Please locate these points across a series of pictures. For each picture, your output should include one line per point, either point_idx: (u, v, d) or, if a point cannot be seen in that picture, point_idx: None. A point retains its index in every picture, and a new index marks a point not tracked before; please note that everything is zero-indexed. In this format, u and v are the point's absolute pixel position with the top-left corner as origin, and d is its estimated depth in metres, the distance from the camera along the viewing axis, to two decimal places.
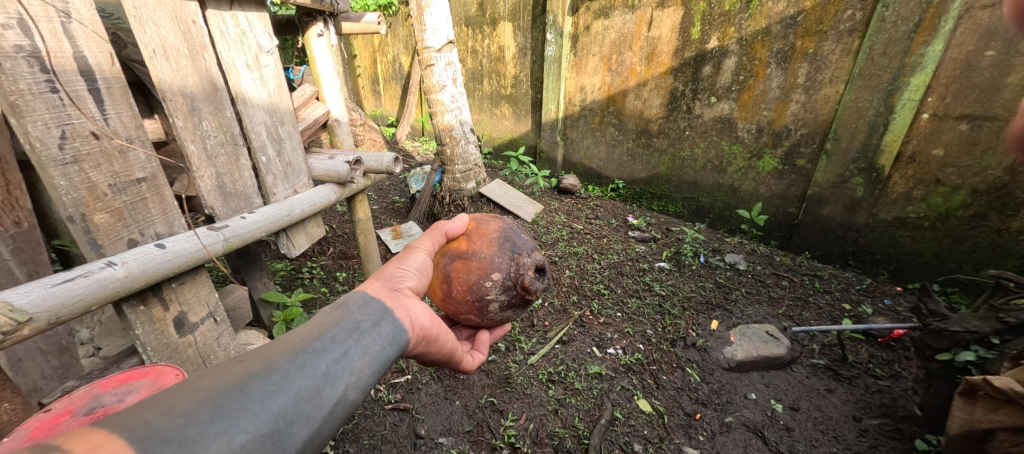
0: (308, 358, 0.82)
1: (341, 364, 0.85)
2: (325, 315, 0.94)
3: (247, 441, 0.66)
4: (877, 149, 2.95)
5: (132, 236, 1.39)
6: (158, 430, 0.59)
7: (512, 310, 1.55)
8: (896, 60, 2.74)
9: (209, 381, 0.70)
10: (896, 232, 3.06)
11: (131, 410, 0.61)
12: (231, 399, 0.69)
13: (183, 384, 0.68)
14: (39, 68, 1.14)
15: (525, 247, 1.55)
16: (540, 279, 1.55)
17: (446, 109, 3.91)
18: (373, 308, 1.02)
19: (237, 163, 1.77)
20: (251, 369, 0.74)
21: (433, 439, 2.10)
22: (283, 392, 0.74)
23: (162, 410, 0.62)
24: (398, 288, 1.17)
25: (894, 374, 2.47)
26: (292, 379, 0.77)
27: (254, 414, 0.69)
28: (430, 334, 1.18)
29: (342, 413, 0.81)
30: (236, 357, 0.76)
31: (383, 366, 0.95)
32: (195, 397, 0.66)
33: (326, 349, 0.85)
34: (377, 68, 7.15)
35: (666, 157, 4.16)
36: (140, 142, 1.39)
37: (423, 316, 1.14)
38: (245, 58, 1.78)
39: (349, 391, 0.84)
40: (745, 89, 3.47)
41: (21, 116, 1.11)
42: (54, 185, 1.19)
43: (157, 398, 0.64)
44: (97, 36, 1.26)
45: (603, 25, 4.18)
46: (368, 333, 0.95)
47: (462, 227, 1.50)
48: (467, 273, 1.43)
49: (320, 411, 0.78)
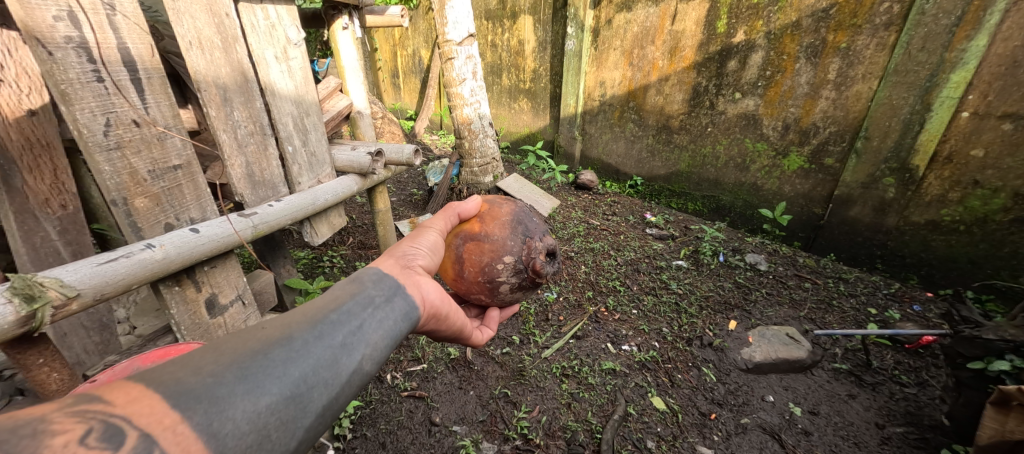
0: (327, 329, 0.85)
1: (357, 336, 0.88)
2: (340, 289, 0.97)
3: (271, 402, 0.69)
4: (911, 148, 2.84)
5: (168, 220, 1.46)
6: (190, 387, 0.63)
7: (522, 292, 1.57)
8: (935, 55, 2.63)
9: (235, 345, 0.73)
10: (928, 236, 2.95)
11: (167, 367, 0.64)
12: (256, 362, 0.72)
13: (211, 346, 0.72)
14: (87, 58, 1.20)
15: (538, 231, 1.57)
16: (551, 263, 1.58)
17: (466, 102, 3.93)
18: (387, 284, 1.05)
19: (265, 152, 1.83)
20: (273, 336, 0.78)
21: (447, 427, 2.14)
22: (303, 359, 0.77)
23: (192, 370, 0.66)
24: (411, 266, 1.20)
25: (921, 382, 2.39)
26: (311, 347, 0.80)
27: (278, 379, 0.72)
28: (440, 312, 1.21)
29: (359, 383, 0.85)
30: (260, 325, 0.79)
31: (396, 340, 0.98)
32: (223, 360, 0.70)
33: (343, 321, 0.89)
34: (397, 62, 7.22)
35: (686, 154, 4.09)
36: (177, 130, 1.45)
37: (434, 294, 1.17)
38: (274, 50, 1.82)
39: (365, 362, 0.87)
40: (772, 84, 3.37)
41: (70, 104, 1.17)
42: (100, 170, 1.25)
43: (189, 359, 0.68)
44: (138, 28, 1.32)
45: (625, 19, 4.11)
46: (382, 308, 0.98)
47: (475, 209, 1.52)
48: (479, 255, 1.45)
49: (338, 379, 0.81)
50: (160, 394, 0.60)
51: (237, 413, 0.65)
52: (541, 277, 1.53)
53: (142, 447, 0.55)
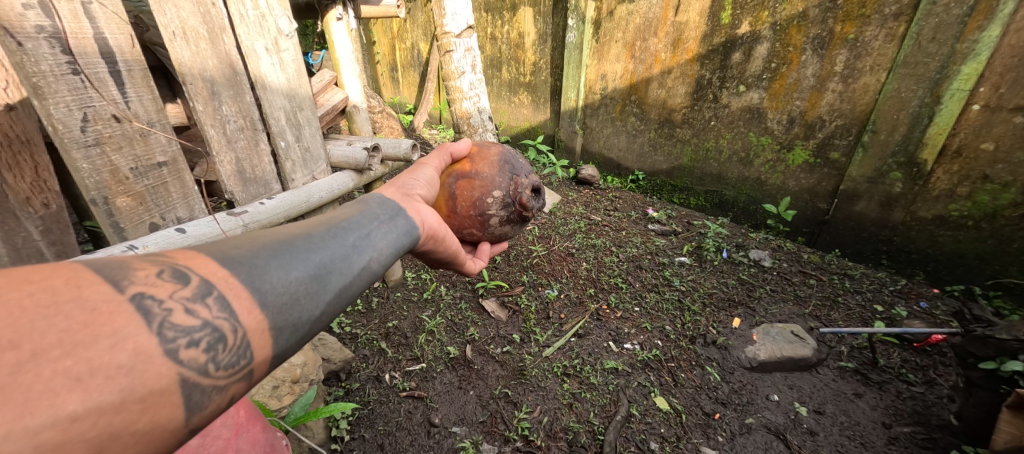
0: (340, 231, 0.95)
1: (367, 239, 0.98)
2: (349, 207, 1.07)
3: (299, 275, 0.79)
4: (919, 142, 2.78)
5: (154, 220, 1.40)
6: (231, 256, 0.74)
7: (510, 228, 1.63)
8: (946, 46, 2.56)
9: (264, 234, 0.84)
10: (935, 231, 2.90)
11: (210, 243, 0.75)
12: (284, 246, 0.82)
13: (245, 235, 0.82)
14: (61, 49, 1.14)
15: (524, 170, 1.64)
16: (536, 199, 1.64)
17: (465, 96, 3.86)
18: (390, 205, 1.14)
19: (256, 148, 1.77)
20: (296, 230, 0.88)
21: (447, 428, 2.10)
22: (323, 249, 0.87)
23: (230, 247, 0.76)
24: (410, 194, 1.28)
25: (929, 381, 2.35)
26: (329, 241, 0.90)
27: (303, 259, 0.82)
28: (438, 235, 1.30)
29: (370, 276, 0.95)
30: (283, 223, 0.89)
31: (400, 250, 1.08)
32: (256, 242, 0.80)
33: (354, 227, 0.98)
34: (395, 55, 7.11)
35: (689, 148, 4.02)
36: (161, 125, 1.39)
37: (433, 218, 1.27)
38: (265, 42, 1.75)
39: (374, 262, 0.97)
40: (777, 77, 3.30)
41: (43, 98, 1.11)
42: (77, 168, 1.20)
43: (227, 240, 0.78)
44: (117, 18, 1.26)
45: (627, 10, 4.02)
46: (387, 222, 1.08)
47: (466, 151, 1.58)
48: (470, 190, 1.50)
49: (353, 270, 0.91)
50: (212, 256, 0.72)
51: (272, 278, 0.75)
52: (528, 212, 1.60)
53: (204, 287, 0.66)
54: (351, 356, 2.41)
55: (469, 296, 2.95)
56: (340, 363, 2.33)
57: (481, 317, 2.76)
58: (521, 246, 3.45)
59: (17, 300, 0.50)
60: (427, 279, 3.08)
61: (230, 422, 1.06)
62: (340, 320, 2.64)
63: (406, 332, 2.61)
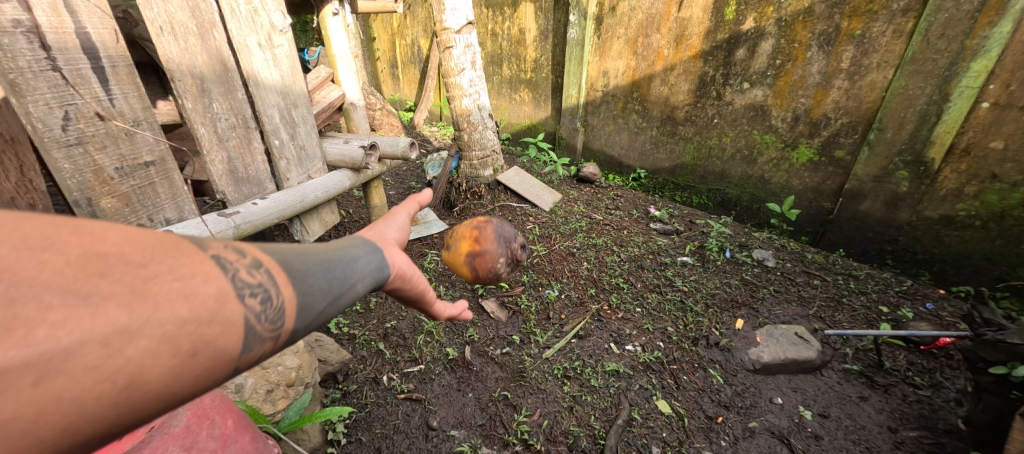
0: (328, 259, 0.89)
1: (351, 268, 0.92)
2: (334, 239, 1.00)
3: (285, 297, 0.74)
4: (927, 140, 2.73)
5: (141, 221, 1.36)
6: (225, 256, 0.68)
7: None
8: (955, 43, 2.50)
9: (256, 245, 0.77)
10: (941, 231, 2.86)
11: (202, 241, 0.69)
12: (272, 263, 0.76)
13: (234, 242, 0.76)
14: (39, 44, 1.09)
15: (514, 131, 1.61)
16: None
17: (465, 93, 3.81)
18: (370, 244, 1.07)
19: (249, 147, 1.73)
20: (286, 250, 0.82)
21: (445, 431, 2.07)
22: (310, 275, 0.81)
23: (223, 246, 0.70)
24: None
25: (935, 384, 2.31)
26: (316, 267, 0.84)
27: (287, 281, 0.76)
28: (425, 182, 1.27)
29: (347, 305, 0.88)
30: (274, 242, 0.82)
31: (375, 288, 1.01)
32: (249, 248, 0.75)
33: (340, 258, 0.92)
34: (395, 51, 7.05)
35: (691, 146, 3.97)
36: (147, 124, 1.35)
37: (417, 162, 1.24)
38: (257, 37, 1.70)
39: (355, 289, 0.91)
40: (782, 74, 3.24)
41: (21, 95, 1.07)
42: (59, 168, 1.15)
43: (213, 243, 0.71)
44: (100, 12, 1.21)
45: (629, 5, 3.95)
46: (370, 257, 1.01)
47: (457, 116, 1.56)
48: None
49: (331, 300, 0.84)
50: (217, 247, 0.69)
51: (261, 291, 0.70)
52: None
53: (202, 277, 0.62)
54: (349, 358, 2.38)
55: (468, 296, 2.91)
56: (337, 365, 2.30)
57: (481, 317, 2.73)
58: (522, 245, 3.41)
59: (50, 264, 0.50)
60: (426, 279, 3.04)
61: (218, 432, 0.99)
62: (337, 320, 2.61)
63: (404, 333, 2.58)
